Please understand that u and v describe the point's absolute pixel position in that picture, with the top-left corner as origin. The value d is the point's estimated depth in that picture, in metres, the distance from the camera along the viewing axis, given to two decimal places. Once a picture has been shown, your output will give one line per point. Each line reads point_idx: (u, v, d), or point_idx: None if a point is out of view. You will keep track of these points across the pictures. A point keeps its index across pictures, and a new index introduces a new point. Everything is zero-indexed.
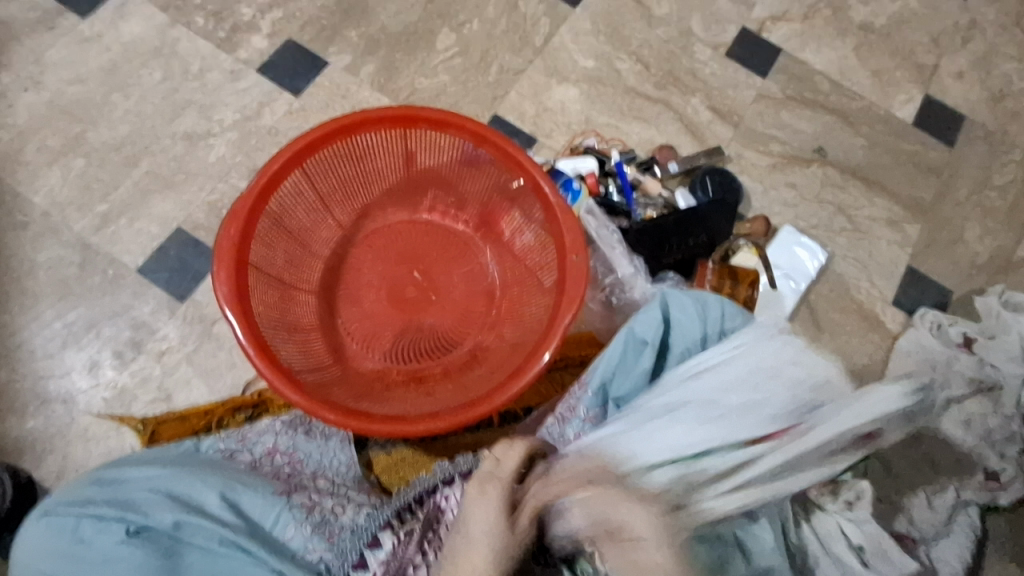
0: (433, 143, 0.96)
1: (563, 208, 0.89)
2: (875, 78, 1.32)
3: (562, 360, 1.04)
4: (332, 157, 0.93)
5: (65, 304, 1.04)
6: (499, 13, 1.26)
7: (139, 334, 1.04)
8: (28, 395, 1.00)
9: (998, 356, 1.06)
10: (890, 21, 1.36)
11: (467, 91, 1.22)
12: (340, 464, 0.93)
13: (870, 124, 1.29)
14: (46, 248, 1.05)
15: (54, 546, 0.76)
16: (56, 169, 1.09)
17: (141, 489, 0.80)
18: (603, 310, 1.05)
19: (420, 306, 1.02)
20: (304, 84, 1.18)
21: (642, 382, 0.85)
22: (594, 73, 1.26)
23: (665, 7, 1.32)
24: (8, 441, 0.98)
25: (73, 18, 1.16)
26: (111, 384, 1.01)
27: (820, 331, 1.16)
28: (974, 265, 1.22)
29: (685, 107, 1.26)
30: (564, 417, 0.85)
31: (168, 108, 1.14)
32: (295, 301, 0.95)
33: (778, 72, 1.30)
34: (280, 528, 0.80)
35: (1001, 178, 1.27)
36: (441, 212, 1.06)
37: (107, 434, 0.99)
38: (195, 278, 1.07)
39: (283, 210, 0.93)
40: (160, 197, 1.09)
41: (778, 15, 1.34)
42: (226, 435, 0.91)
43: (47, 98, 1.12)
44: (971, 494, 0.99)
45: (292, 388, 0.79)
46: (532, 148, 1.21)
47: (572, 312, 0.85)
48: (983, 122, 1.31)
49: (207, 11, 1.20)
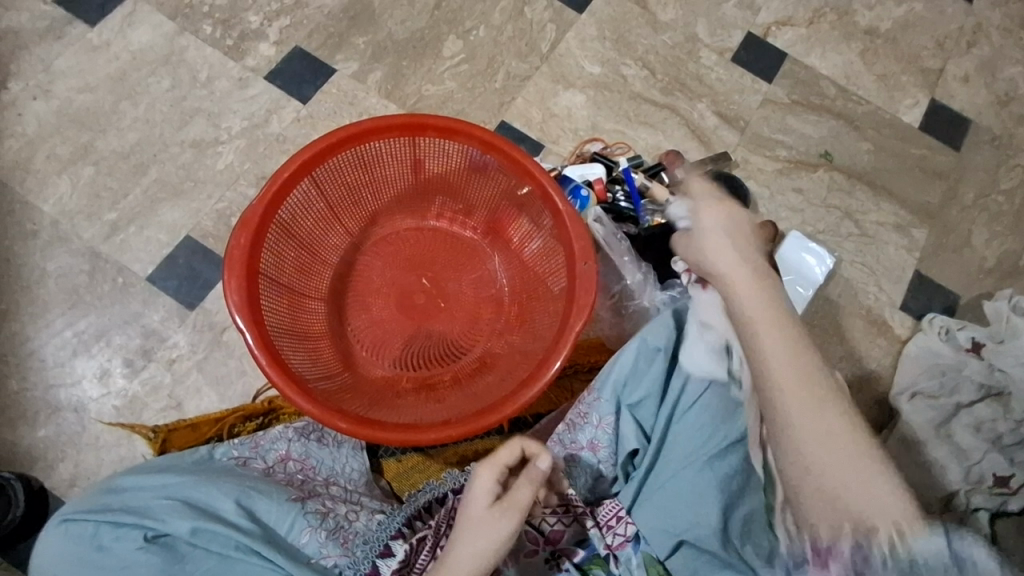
0: (442, 150, 0.96)
1: (572, 216, 0.90)
2: (880, 82, 1.32)
3: (572, 367, 1.05)
4: (342, 164, 0.94)
5: (75, 313, 1.04)
6: (504, 20, 1.27)
7: (149, 343, 1.04)
8: (40, 403, 1.00)
9: (1006, 361, 1.05)
10: (896, 26, 1.36)
11: (474, 98, 1.22)
12: (353, 470, 0.94)
13: (876, 128, 1.29)
14: (55, 257, 1.06)
15: (71, 551, 0.76)
16: (65, 178, 1.09)
17: (157, 496, 0.80)
18: (613, 317, 1.07)
19: (429, 312, 1.02)
20: (312, 91, 1.19)
21: (652, 385, 0.90)
22: (600, 79, 1.26)
23: (670, 13, 1.32)
24: (19, 450, 0.98)
25: (82, 26, 1.17)
26: (122, 393, 1.01)
27: (828, 336, 1.16)
28: (982, 270, 1.21)
29: (691, 112, 1.26)
30: (575, 423, 0.92)
31: (176, 115, 1.14)
32: (306, 310, 0.96)
33: (784, 77, 1.31)
34: (294, 534, 0.81)
35: (1007, 182, 1.27)
36: (449, 218, 1.06)
37: (118, 442, 1.00)
38: (205, 286, 1.07)
39: (294, 217, 0.93)
40: (169, 205, 1.10)
41: (783, 20, 1.34)
42: (239, 442, 0.91)
43: (57, 106, 1.12)
44: (980, 499, 0.96)
45: (308, 399, 0.80)
46: (540, 154, 1.21)
47: (583, 319, 0.85)
48: (989, 125, 1.31)
49: (215, 19, 1.20)
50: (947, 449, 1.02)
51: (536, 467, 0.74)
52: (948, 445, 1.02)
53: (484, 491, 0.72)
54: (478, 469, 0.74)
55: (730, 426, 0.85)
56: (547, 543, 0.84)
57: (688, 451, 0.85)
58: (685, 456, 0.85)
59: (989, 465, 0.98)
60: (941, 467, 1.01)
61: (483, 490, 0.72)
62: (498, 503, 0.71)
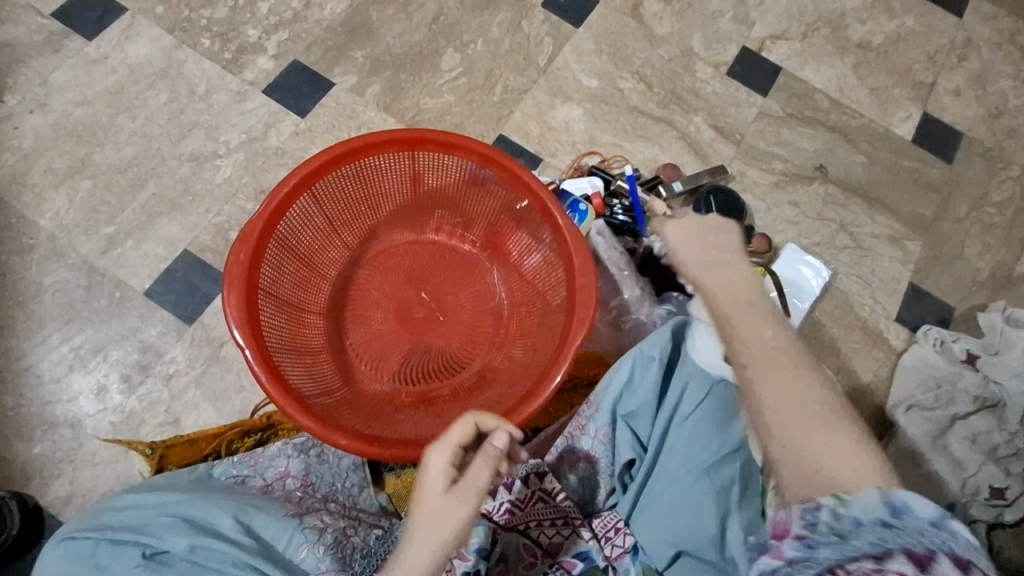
0: (440, 164, 0.97)
1: (571, 231, 0.90)
2: (874, 96, 1.34)
3: (572, 381, 1.04)
4: (341, 178, 0.94)
5: (71, 328, 1.03)
6: (502, 33, 1.28)
7: (146, 358, 1.03)
8: (36, 420, 0.99)
9: (1001, 373, 1.06)
10: (888, 40, 1.38)
11: (472, 111, 1.23)
12: (353, 486, 0.94)
13: (870, 141, 1.30)
14: (52, 272, 1.05)
15: (70, 571, 0.75)
16: (63, 192, 1.09)
17: (155, 514, 0.80)
18: (612, 331, 1.07)
19: (426, 326, 1.02)
20: (310, 104, 1.19)
21: (650, 395, 0.90)
22: (597, 92, 1.27)
23: (666, 27, 1.33)
24: (14, 467, 0.97)
25: (79, 40, 1.16)
26: (118, 409, 1.01)
27: (824, 349, 1.17)
28: (976, 281, 1.23)
29: (688, 125, 1.27)
30: (574, 435, 0.92)
31: (174, 129, 1.14)
32: (303, 324, 0.96)
33: (778, 90, 1.32)
34: (292, 550, 0.80)
35: (999, 195, 1.29)
36: (447, 231, 1.06)
37: (115, 459, 0.99)
38: (203, 300, 1.06)
39: (292, 232, 0.93)
40: (167, 219, 1.09)
41: (778, 34, 1.36)
42: (238, 461, 0.91)
43: (54, 120, 1.12)
44: (977, 512, 0.99)
45: (308, 416, 0.79)
46: (537, 167, 1.22)
47: (584, 333, 0.85)
48: (981, 138, 1.33)
49: (213, 33, 1.21)
50: (944, 461, 1.03)
51: (490, 445, 0.68)
52: (945, 457, 1.04)
53: (437, 489, 0.66)
54: (431, 451, 0.68)
55: (726, 436, 0.85)
56: (546, 556, 0.84)
57: (686, 460, 0.85)
58: (685, 466, 0.85)
59: (986, 477, 1.01)
60: (939, 480, 1.02)
61: (436, 475, 0.66)
62: (453, 490, 0.65)
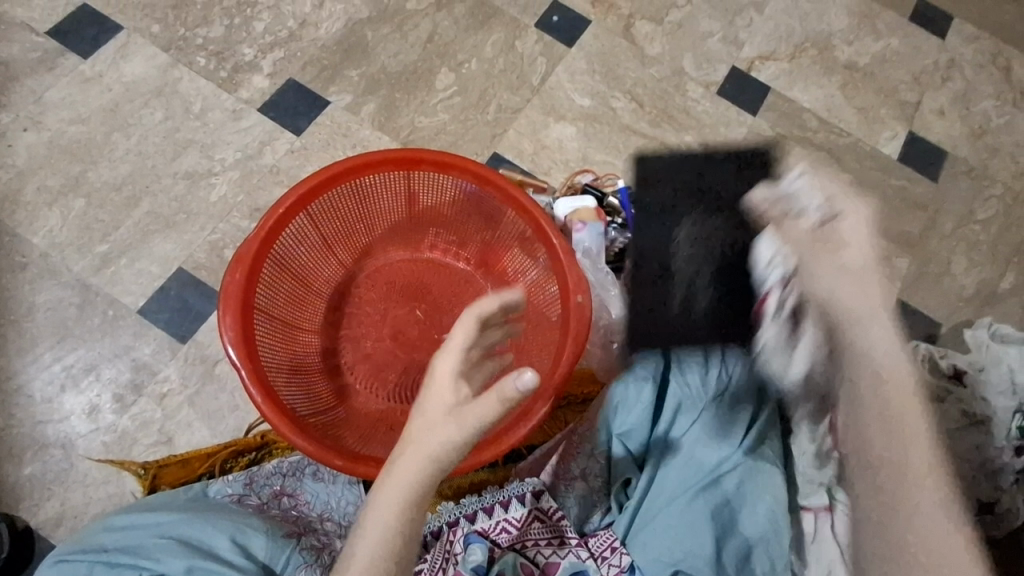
0: (435, 183, 0.97)
1: (567, 253, 0.91)
2: (860, 115, 1.36)
3: (565, 399, 1.06)
4: (336, 198, 0.94)
5: (64, 347, 1.03)
6: (496, 53, 1.29)
7: (140, 377, 1.03)
8: (28, 440, 0.98)
9: (987, 390, 1.05)
10: (873, 61, 1.41)
11: (467, 130, 1.24)
12: (348, 504, 0.92)
13: (857, 160, 1.33)
14: (45, 290, 1.05)
15: None
16: (56, 210, 1.09)
17: (152, 535, 0.79)
18: (602, 351, 1.06)
19: (422, 344, 1.03)
20: (305, 123, 1.19)
21: (643, 418, 0.91)
22: (590, 111, 1.29)
23: (657, 47, 1.35)
24: (4, 489, 0.96)
25: (74, 58, 1.17)
26: (111, 428, 1.00)
27: None
28: (962, 298, 1.25)
29: (679, 144, 1.29)
30: (568, 455, 0.93)
31: (169, 147, 1.14)
32: (298, 341, 0.96)
33: (768, 110, 1.34)
34: (291, 572, 0.81)
35: (983, 213, 1.31)
36: (442, 249, 1.07)
37: (107, 479, 0.98)
38: (198, 318, 1.06)
39: (288, 251, 0.93)
40: (162, 238, 1.09)
41: (766, 55, 1.38)
42: (233, 479, 0.91)
43: (48, 137, 1.12)
44: None
45: (302, 436, 0.80)
46: (532, 185, 1.23)
47: (577, 353, 0.86)
48: (965, 157, 1.36)
49: (209, 51, 1.21)
50: None
51: (510, 385, 0.63)
52: None
53: (448, 416, 0.63)
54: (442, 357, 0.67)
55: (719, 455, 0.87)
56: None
57: (682, 478, 0.87)
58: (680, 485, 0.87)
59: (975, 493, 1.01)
60: None
61: (444, 383, 0.65)
62: (455, 410, 0.63)
